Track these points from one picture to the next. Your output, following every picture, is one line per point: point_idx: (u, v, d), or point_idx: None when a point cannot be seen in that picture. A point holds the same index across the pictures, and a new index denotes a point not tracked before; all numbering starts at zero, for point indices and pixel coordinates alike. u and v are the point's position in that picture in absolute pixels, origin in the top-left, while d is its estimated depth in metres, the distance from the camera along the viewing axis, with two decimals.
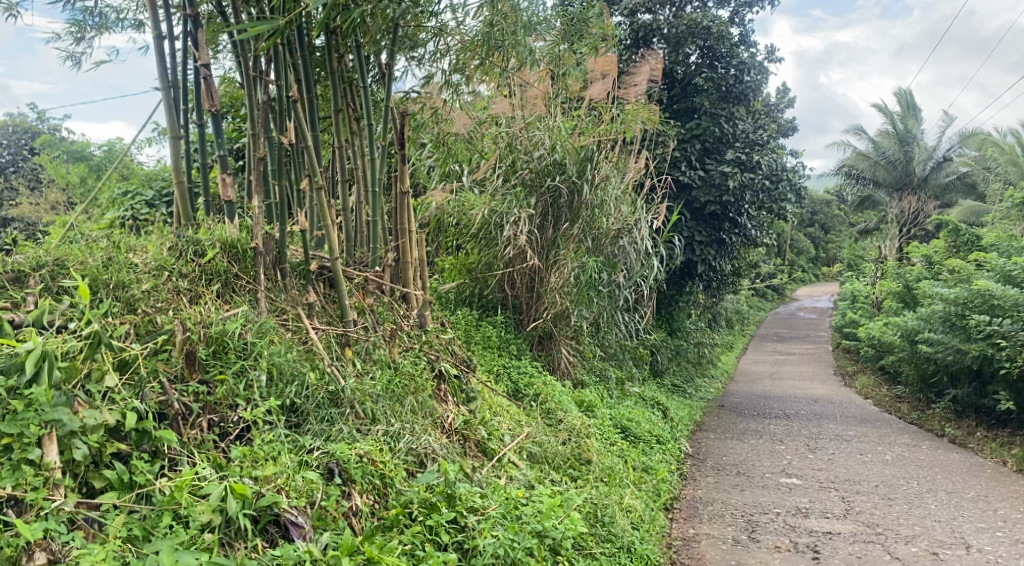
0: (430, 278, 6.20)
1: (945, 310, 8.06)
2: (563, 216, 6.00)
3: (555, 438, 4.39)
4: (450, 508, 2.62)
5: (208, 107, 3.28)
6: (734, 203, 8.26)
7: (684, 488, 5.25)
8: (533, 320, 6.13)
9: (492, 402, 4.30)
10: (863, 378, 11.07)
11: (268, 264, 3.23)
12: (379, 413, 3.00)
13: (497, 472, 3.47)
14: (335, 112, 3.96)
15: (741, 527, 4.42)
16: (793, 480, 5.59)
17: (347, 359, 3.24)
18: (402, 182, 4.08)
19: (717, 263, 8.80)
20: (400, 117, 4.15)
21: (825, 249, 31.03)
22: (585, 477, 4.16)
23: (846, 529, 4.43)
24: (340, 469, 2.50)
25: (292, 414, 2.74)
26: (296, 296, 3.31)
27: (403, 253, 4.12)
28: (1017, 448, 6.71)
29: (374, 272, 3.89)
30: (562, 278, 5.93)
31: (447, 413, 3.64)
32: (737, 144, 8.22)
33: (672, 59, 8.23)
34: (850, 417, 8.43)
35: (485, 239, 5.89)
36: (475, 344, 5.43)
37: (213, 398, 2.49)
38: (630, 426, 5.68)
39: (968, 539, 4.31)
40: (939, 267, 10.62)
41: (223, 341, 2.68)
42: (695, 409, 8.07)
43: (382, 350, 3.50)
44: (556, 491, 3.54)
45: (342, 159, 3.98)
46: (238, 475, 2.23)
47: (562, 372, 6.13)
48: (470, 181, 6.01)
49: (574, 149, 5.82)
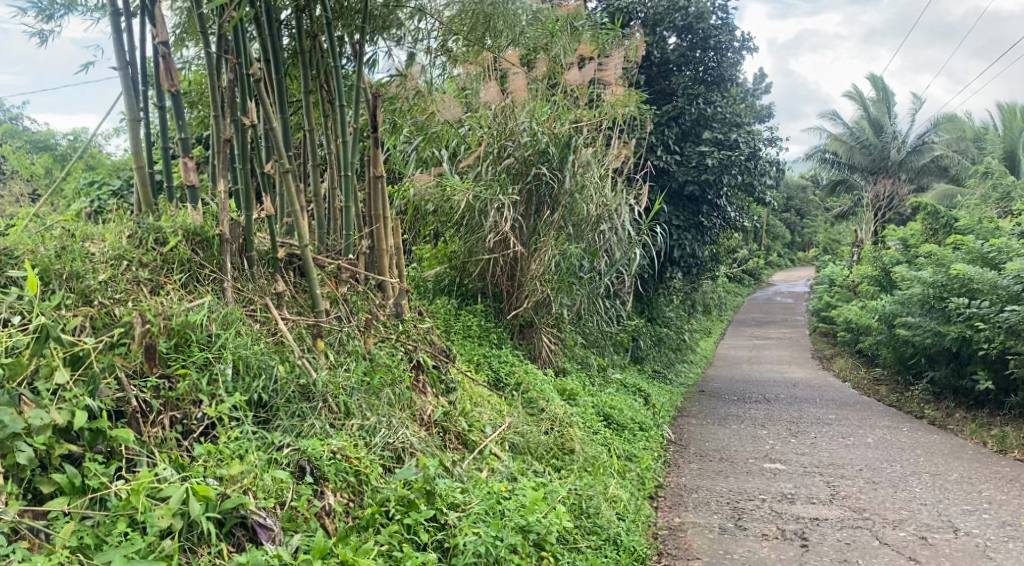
0: (407, 267, 6.07)
1: (923, 292, 8.07)
2: (544, 203, 5.86)
3: (537, 428, 4.29)
4: (429, 505, 2.48)
5: (168, 87, 3.09)
6: (713, 185, 8.14)
7: (668, 475, 5.18)
8: (513, 308, 6.01)
9: (472, 393, 4.20)
10: (841, 362, 11.12)
11: (235, 252, 3.08)
12: (353, 407, 2.87)
13: (478, 465, 3.38)
14: (305, 94, 3.80)
15: (727, 515, 4.35)
16: (777, 465, 5.55)
17: (319, 351, 3.09)
18: (375, 166, 3.93)
19: (696, 248, 8.75)
20: (373, 100, 3.99)
21: (801, 234, 31.24)
22: (569, 468, 4.07)
23: (833, 514, 4.38)
24: (312, 467, 2.37)
25: (260, 409, 2.59)
26: (264, 286, 3.15)
27: (378, 240, 3.95)
28: (996, 429, 6.72)
29: (347, 259, 3.73)
30: (544, 265, 5.81)
31: (425, 405, 3.53)
32: (715, 125, 8.16)
33: (649, 41, 8.15)
34: (831, 400, 8.43)
35: (466, 225, 5.72)
36: (454, 333, 5.32)
37: (175, 394, 2.35)
38: (612, 414, 5.59)
39: (956, 523, 4.27)
40: (915, 250, 10.65)
41: (186, 333, 2.53)
42: (676, 395, 8.02)
43: (356, 341, 3.36)
44: (539, 483, 3.44)
45: (313, 143, 3.83)
46: (201, 476, 2.09)
47: (543, 361, 6.03)
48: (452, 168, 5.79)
49: (555, 134, 5.71)
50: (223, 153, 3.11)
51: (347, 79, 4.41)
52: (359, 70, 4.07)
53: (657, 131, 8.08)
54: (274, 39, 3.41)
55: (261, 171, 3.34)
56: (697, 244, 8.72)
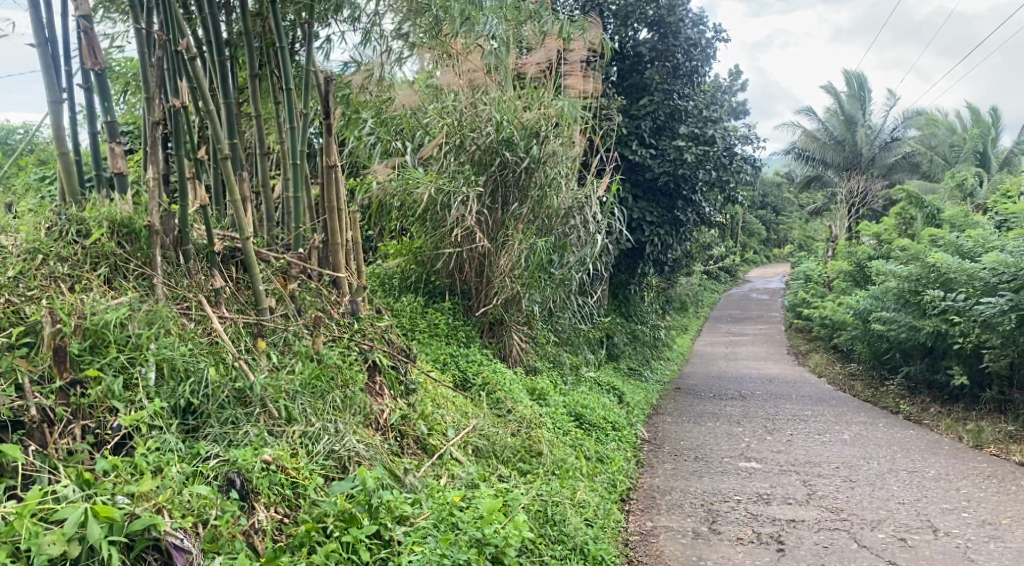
0: (372, 263, 5.89)
1: (898, 286, 7.99)
2: (512, 196, 5.69)
3: (504, 430, 4.09)
4: (373, 520, 2.26)
5: (91, 65, 2.83)
6: (689, 179, 8.01)
7: (641, 476, 5.01)
8: (483, 305, 5.81)
9: (434, 393, 4.00)
10: (817, 357, 11.06)
11: (168, 246, 2.85)
12: (297, 412, 2.65)
13: (437, 470, 3.19)
14: (251, 78, 3.55)
15: (701, 518, 4.19)
16: (753, 464, 5.40)
17: (260, 353, 2.86)
18: (328, 155, 3.69)
19: (670, 244, 8.64)
20: (324, 85, 3.75)
21: (776, 231, 31.38)
22: (536, 471, 3.86)
23: (810, 516, 4.22)
24: (243, 480, 2.15)
25: (188, 417, 2.37)
26: (202, 282, 2.90)
27: (331, 234, 3.69)
28: (972, 424, 6.64)
29: (297, 254, 3.47)
30: (512, 259, 5.65)
31: (382, 408, 3.34)
32: (690, 119, 8.04)
33: (619, 34, 7.93)
34: (806, 396, 8.32)
35: (432, 219, 5.50)
36: (420, 332, 5.12)
37: (87, 401, 2.12)
38: (585, 414, 5.40)
39: (935, 522, 4.13)
40: (890, 245, 10.61)
41: (102, 333, 2.29)
42: (651, 392, 7.86)
43: (304, 340, 3.12)
44: (502, 490, 3.24)
45: (260, 130, 3.57)
46: (108, 493, 1.86)
47: (513, 360, 5.86)
48: (415, 159, 5.54)
49: (522, 124, 5.52)
50: (152, 137, 2.84)
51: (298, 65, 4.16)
52: (308, 54, 3.80)
53: (630, 126, 7.91)
54: (211, 18, 3.17)
55: (195, 158, 3.07)
56: (671, 239, 8.56)
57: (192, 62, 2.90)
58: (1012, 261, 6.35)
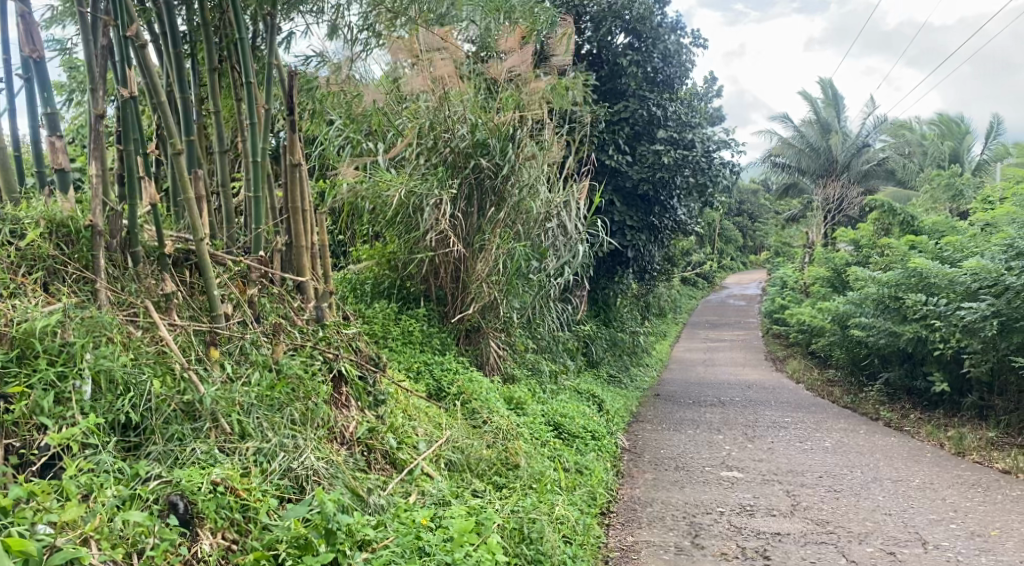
0: (344, 268, 5.70)
1: (878, 292, 7.95)
2: (488, 201, 5.53)
3: (479, 442, 3.90)
4: (329, 548, 2.05)
5: (29, 52, 2.62)
6: (667, 184, 7.93)
7: (621, 487, 4.85)
8: (458, 312, 5.61)
9: (405, 405, 3.81)
10: (795, 363, 10.99)
11: (114, 247, 2.65)
12: (251, 428, 2.45)
13: (406, 487, 3.02)
14: (209, 72, 3.36)
15: (683, 532, 4.03)
16: (735, 473, 5.25)
17: (213, 363, 2.66)
18: (292, 154, 3.50)
19: (649, 250, 8.55)
20: (289, 81, 3.56)
21: (753, 237, 31.53)
22: (512, 486, 3.68)
23: (795, 528, 4.08)
24: (186, 504, 1.95)
25: (128, 433, 2.17)
26: (151, 287, 2.70)
27: (295, 237, 3.50)
28: (952, 430, 6.56)
29: (257, 258, 3.26)
30: (488, 264, 5.46)
31: (346, 423, 3.15)
32: (669, 124, 7.95)
33: (596, 38, 7.81)
34: (786, 402, 8.23)
35: (404, 222, 5.32)
36: (393, 339, 4.93)
37: (11, 417, 1.93)
38: (563, 423, 5.22)
39: (923, 535, 4.00)
40: (869, 251, 10.60)
41: (32, 342, 2.08)
42: (630, 399, 7.72)
43: (262, 349, 2.92)
44: (475, 507, 3.07)
45: (219, 128, 3.41)
46: (27, 523, 1.65)
47: (490, 368, 5.69)
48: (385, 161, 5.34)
49: (496, 127, 5.37)
50: (95, 131, 2.59)
51: (261, 60, 3.99)
52: (270, 46, 3.60)
53: (608, 131, 7.78)
54: (165, 8, 2.99)
55: (142, 152, 2.82)
56: (650, 245, 8.46)
57: (142, 51, 2.68)
58: (993, 266, 6.23)
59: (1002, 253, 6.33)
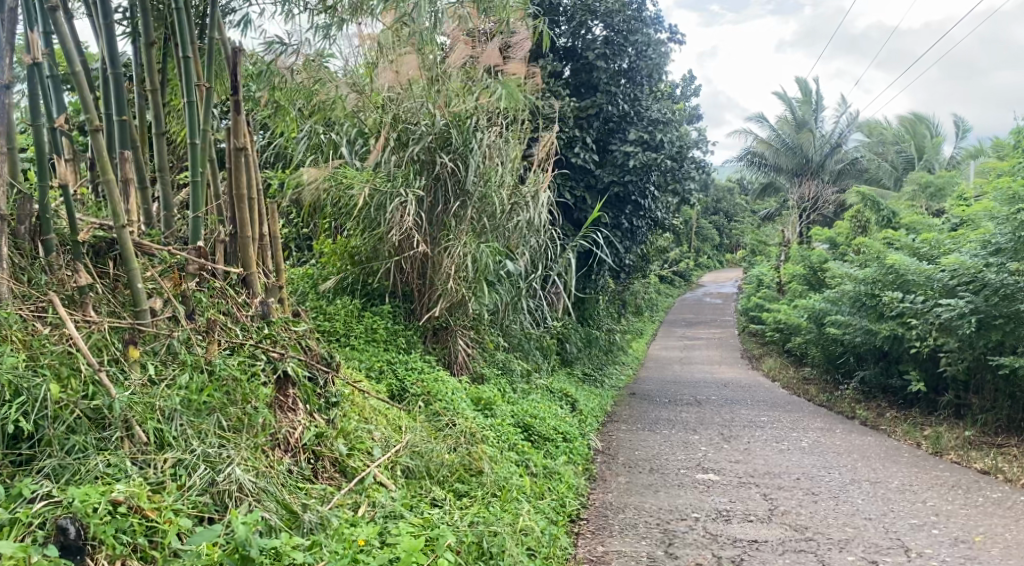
0: (307, 264, 5.42)
1: (855, 289, 7.83)
2: (453, 196, 5.21)
3: (441, 445, 3.65)
4: None
5: None
6: (639, 185, 7.73)
7: (592, 491, 4.64)
8: (426, 309, 5.34)
9: (361, 407, 3.56)
10: (770, 362, 10.86)
11: (22, 237, 2.41)
12: (169, 437, 2.23)
13: (354, 499, 2.77)
14: (145, 46, 3.09)
15: (656, 540, 3.82)
16: (710, 476, 5.05)
17: (133, 364, 2.40)
18: (235, 136, 3.19)
19: (625, 247, 8.34)
20: (232, 57, 3.27)
21: (729, 237, 31.57)
22: (474, 493, 3.43)
23: (773, 535, 3.89)
24: (79, 528, 1.73)
25: (22, 443, 1.98)
26: (66, 279, 2.46)
27: (238, 228, 3.20)
28: (929, 430, 6.44)
29: (194, 250, 2.99)
30: (456, 261, 5.12)
31: (291, 428, 2.89)
32: (638, 123, 7.72)
33: (571, 31, 7.55)
34: (762, 401, 8.07)
35: (368, 221, 5.07)
36: (354, 338, 4.68)
37: None
38: (533, 425, 4.98)
39: (906, 541, 3.82)
40: (846, 248, 10.53)
41: None
42: (605, 399, 7.50)
43: (194, 348, 2.66)
44: (429, 521, 2.82)
45: (156, 109, 3.16)
46: None
47: (459, 367, 5.43)
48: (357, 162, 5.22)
49: (459, 118, 5.13)
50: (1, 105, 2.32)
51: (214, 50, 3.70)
52: (213, 18, 3.29)
53: (577, 127, 7.53)
54: None
55: (53, 127, 2.53)
56: (626, 243, 8.30)
57: (52, 14, 2.40)
58: (972, 264, 6.04)
59: (981, 249, 6.18)
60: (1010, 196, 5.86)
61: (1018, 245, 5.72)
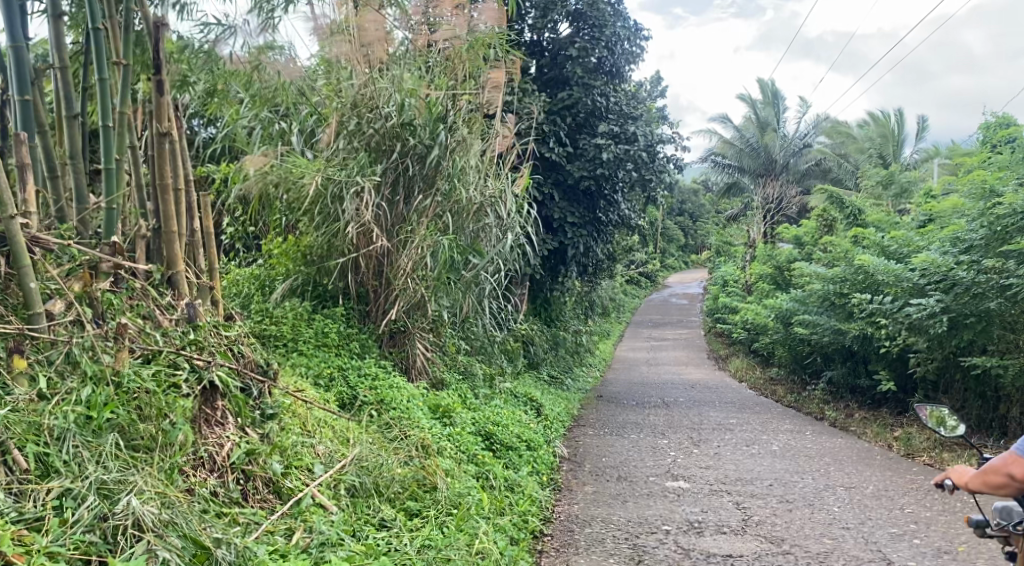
0: (255, 265, 5.08)
1: (823, 288, 7.68)
2: (416, 187, 4.93)
3: (392, 459, 3.34)
4: None
5: None
6: (610, 179, 7.45)
7: (557, 504, 4.36)
8: (382, 311, 5.03)
9: (303, 418, 3.23)
10: (737, 362, 10.72)
11: None
12: (57, 463, 1.93)
13: (287, 526, 2.45)
14: (53, 18, 2.73)
15: (625, 557, 3.56)
16: (680, 484, 4.81)
17: (18, 378, 2.08)
18: (159, 120, 2.83)
19: (593, 246, 8.10)
20: (154, 32, 2.92)
21: (695, 238, 31.65)
22: (427, 513, 3.12)
23: (748, 549, 3.65)
24: None
25: None
26: None
27: (161, 220, 2.86)
28: (899, 431, 6.29)
29: (108, 246, 2.66)
30: (413, 259, 4.81)
31: (217, 446, 2.57)
32: (610, 117, 7.46)
33: (536, 24, 7.34)
34: (730, 403, 7.88)
35: (321, 217, 4.70)
36: (304, 342, 4.35)
37: None
38: (495, 433, 4.69)
39: (887, 553, 3.61)
40: (812, 247, 10.44)
41: None
42: (572, 403, 7.26)
43: (100, 357, 2.33)
44: (372, 549, 2.51)
45: (66, 88, 2.80)
46: None
47: (417, 372, 5.12)
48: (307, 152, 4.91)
49: (425, 104, 4.80)
50: None
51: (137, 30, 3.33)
52: None
53: (548, 121, 7.28)
54: None
55: None
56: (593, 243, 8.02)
57: None
58: (942, 262, 5.87)
59: (952, 246, 5.99)
60: (983, 191, 5.68)
61: (989, 240, 5.53)
